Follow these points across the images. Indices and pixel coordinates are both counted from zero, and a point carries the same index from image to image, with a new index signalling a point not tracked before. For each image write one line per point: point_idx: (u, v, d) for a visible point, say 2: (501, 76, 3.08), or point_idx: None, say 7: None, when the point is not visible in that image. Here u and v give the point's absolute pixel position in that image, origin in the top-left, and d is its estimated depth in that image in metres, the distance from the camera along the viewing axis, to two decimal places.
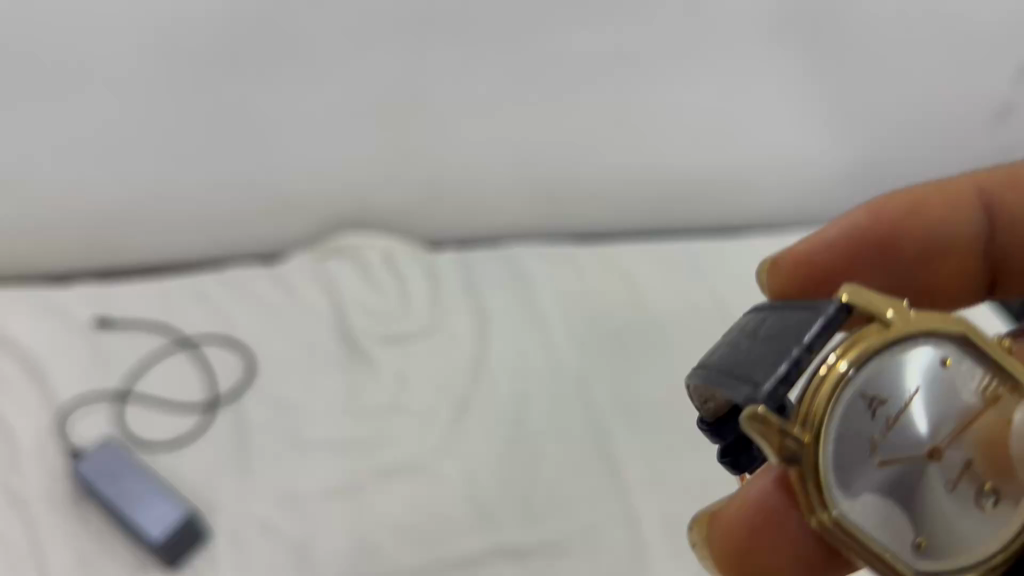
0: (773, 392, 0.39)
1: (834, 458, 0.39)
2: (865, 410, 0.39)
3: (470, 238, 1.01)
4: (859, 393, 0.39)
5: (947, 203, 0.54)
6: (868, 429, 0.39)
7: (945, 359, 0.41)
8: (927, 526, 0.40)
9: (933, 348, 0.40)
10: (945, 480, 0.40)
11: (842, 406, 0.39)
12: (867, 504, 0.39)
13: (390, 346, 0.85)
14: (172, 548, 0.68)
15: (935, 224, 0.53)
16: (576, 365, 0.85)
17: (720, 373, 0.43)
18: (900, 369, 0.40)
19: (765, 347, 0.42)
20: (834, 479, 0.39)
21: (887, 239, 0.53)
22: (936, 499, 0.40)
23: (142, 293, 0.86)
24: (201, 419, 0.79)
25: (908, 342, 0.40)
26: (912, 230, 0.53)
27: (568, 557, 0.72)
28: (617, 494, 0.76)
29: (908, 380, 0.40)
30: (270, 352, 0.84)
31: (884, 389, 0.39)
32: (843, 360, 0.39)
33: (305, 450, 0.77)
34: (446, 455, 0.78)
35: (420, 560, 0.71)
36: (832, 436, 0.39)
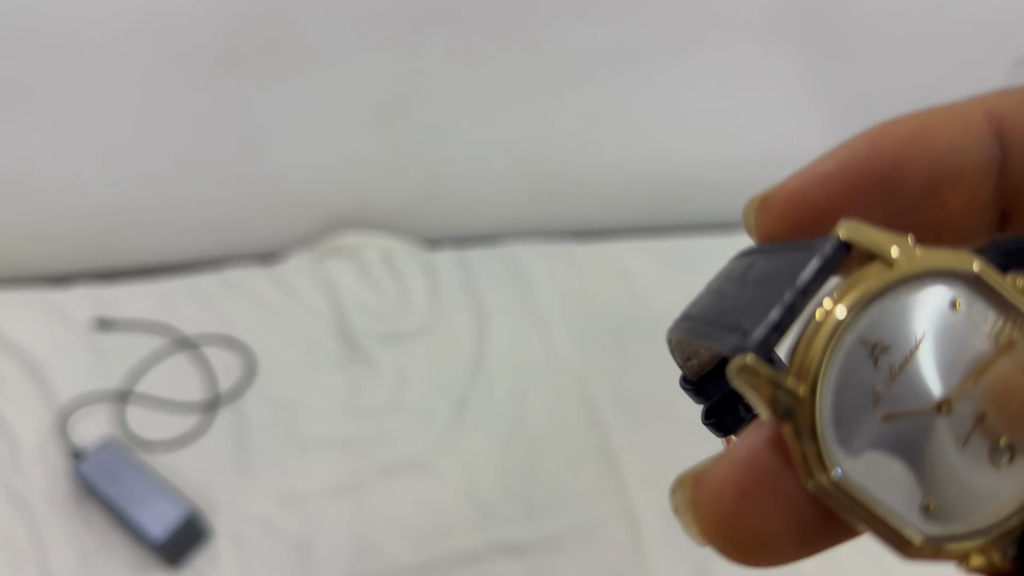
0: (765, 340, 0.38)
1: (832, 412, 0.38)
2: (866, 360, 0.38)
3: (468, 238, 1.02)
4: (859, 341, 0.38)
5: (950, 131, 0.54)
6: (870, 380, 0.38)
7: (956, 302, 0.40)
8: (935, 484, 0.39)
9: (943, 289, 0.40)
10: (955, 435, 0.39)
11: (839, 355, 0.38)
12: (869, 463, 0.38)
13: (389, 346, 0.86)
14: (173, 546, 0.68)
15: (938, 151, 0.54)
16: (575, 363, 0.86)
17: (709, 325, 0.42)
18: (904, 315, 0.39)
19: (756, 296, 0.41)
20: (831, 435, 0.38)
21: (887, 169, 0.54)
22: (946, 453, 0.39)
23: (142, 294, 0.87)
24: (200, 418, 0.79)
25: (913, 283, 0.39)
26: (914, 157, 0.54)
27: (567, 553, 0.72)
28: (616, 490, 0.76)
29: (914, 326, 0.39)
30: (270, 352, 0.84)
31: (885, 338, 0.39)
32: (841, 304, 0.38)
33: (306, 449, 0.77)
34: (446, 452, 0.78)
35: (420, 557, 0.71)
36: (831, 387, 0.38)
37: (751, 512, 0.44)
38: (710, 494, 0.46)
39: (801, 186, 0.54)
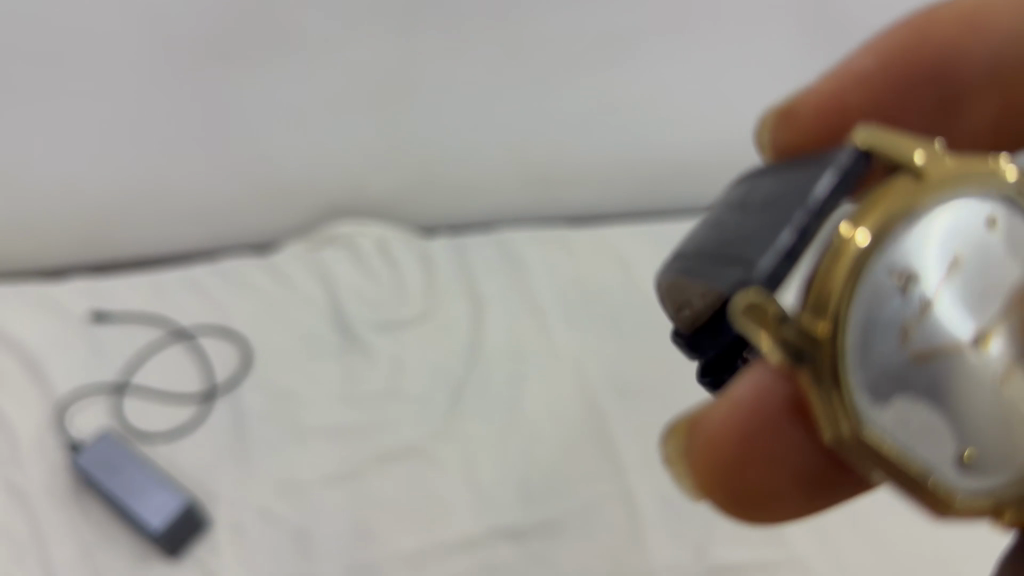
0: (774, 273, 0.34)
1: (857, 351, 0.33)
2: (895, 290, 0.33)
3: (464, 225, 1.02)
4: (888, 270, 0.33)
5: (1015, 4, 0.46)
6: (901, 315, 0.33)
7: (987, 217, 0.35)
8: (969, 427, 0.34)
9: (973, 205, 0.35)
10: (989, 373, 0.35)
11: (865, 286, 0.33)
12: (900, 410, 0.34)
13: (385, 333, 0.86)
14: (172, 535, 0.68)
15: (1000, 33, 0.46)
16: (573, 347, 0.86)
17: (715, 257, 0.38)
18: (931, 242, 0.34)
19: (763, 222, 0.37)
20: (857, 374, 0.33)
21: (940, 62, 0.47)
22: (980, 398, 0.34)
23: (136, 285, 0.87)
24: (198, 408, 0.79)
25: (947, 195, 0.34)
26: (973, 43, 0.46)
27: (565, 536, 0.73)
28: (614, 474, 0.77)
29: (934, 252, 0.34)
30: (265, 342, 0.84)
31: (914, 266, 0.33)
32: (863, 229, 0.33)
33: (305, 437, 0.78)
34: (444, 439, 0.78)
35: (419, 544, 0.72)
36: (856, 324, 0.33)
37: (755, 457, 0.42)
38: (711, 441, 0.43)
39: (830, 90, 0.48)
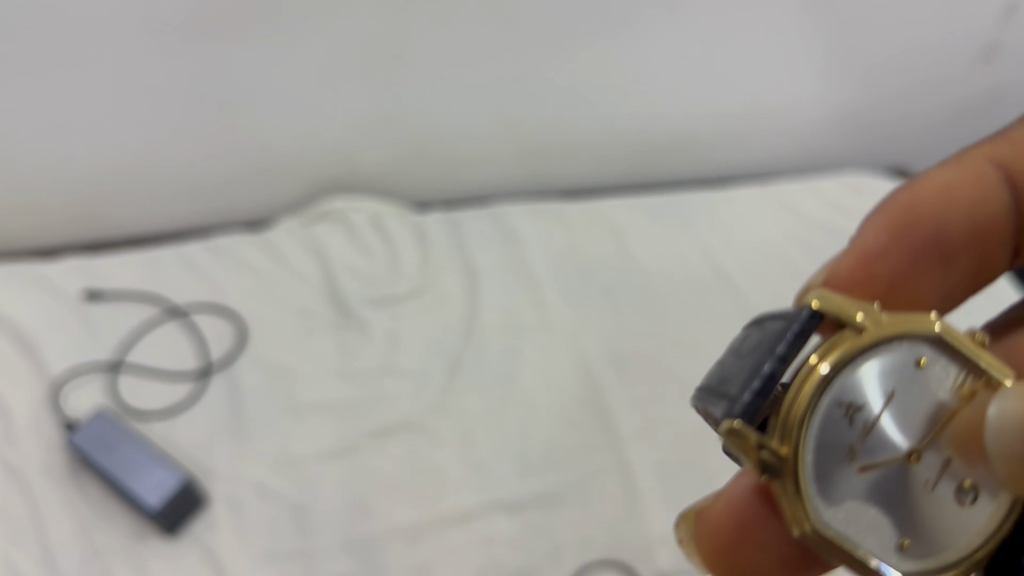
0: (750, 406, 0.39)
1: (814, 468, 0.39)
2: (843, 417, 0.39)
3: (457, 199, 1.01)
4: (835, 403, 0.39)
5: (980, 180, 0.51)
6: (847, 438, 0.39)
7: (917, 359, 0.40)
8: (907, 522, 0.40)
9: (909, 349, 0.40)
10: (921, 481, 0.40)
11: (819, 416, 0.38)
12: (848, 512, 0.39)
13: (381, 309, 0.85)
14: (170, 512, 0.68)
15: (982, 202, 0.50)
16: (569, 320, 0.86)
17: (706, 398, 0.42)
18: (871, 378, 0.39)
19: (742, 362, 0.42)
20: (813, 486, 0.39)
21: (941, 229, 0.50)
22: (917, 499, 0.40)
23: (130, 264, 0.86)
24: (194, 385, 0.79)
25: (885, 347, 0.40)
26: (963, 212, 0.50)
27: (563, 507, 0.73)
28: (610, 445, 0.77)
29: (873, 387, 0.39)
30: (260, 319, 0.83)
31: (859, 398, 0.39)
32: (823, 361, 0.39)
33: (301, 414, 0.77)
34: (440, 412, 0.78)
35: (417, 518, 0.72)
36: (811, 446, 0.38)
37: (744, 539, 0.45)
38: (711, 527, 0.48)
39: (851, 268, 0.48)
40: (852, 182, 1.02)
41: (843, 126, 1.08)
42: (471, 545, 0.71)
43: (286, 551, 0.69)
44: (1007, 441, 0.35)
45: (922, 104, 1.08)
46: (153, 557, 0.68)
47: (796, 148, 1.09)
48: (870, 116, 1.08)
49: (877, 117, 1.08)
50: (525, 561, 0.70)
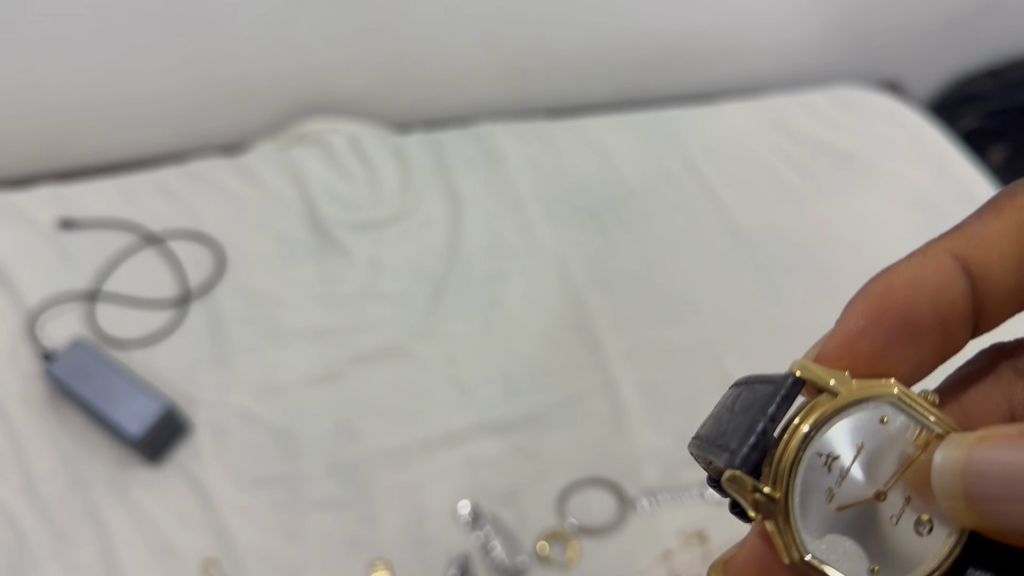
0: (748, 461, 0.39)
1: (801, 508, 0.40)
2: (824, 464, 0.40)
3: (438, 120, 0.98)
4: (816, 453, 0.40)
5: (943, 269, 0.49)
6: (826, 482, 0.41)
7: (882, 417, 0.42)
8: (877, 551, 0.41)
9: (873, 410, 0.42)
10: (886, 515, 0.42)
11: (803, 465, 0.40)
12: (828, 542, 0.41)
13: (362, 233, 0.84)
14: (153, 440, 0.68)
15: (947, 290, 0.49)
16: (554, 242, 0.84)
17: (702, 446, 0.41)
18: (844, 432, 0.41)
19: (737, 414, 0.41)
20: (800, 523, 0.40)
21: (910, 313, 0.49)
22: (884, 532, 0.41)
23: (103, 191, 0.84)
24: (173, 312, 0.77)
25: (858, 409, 0.41)
26: (927, 300, 0.49)
27: (550, 429, 0.73)
28: (596, 365, 0.76)
29: (846, 441, 0.41)
30: (239, 245, 0.82)
31: (835, 449, 0.41)
32: (804, 424, 0.40)
33: (283, 339, 0.76)
34: (427, 337, 0.77)
35: (403, 441, 0.71)
36: (798, 488, 0.40)
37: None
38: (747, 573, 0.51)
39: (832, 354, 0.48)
40: (842, 95, 1.00)
41: (836, 39, 1.06)
42: (456, 467, 0.70)
43: (270, 476, 0.69)
44: (954, 479, 0.39)
45: (914, 15, 1.07)
46: (138, 486, 0.68)
47: (786, 62, 1.06)
48: (863, 27, 1.06)
49: (868, 26, 1.06)
50: (511, 482, 0.70)
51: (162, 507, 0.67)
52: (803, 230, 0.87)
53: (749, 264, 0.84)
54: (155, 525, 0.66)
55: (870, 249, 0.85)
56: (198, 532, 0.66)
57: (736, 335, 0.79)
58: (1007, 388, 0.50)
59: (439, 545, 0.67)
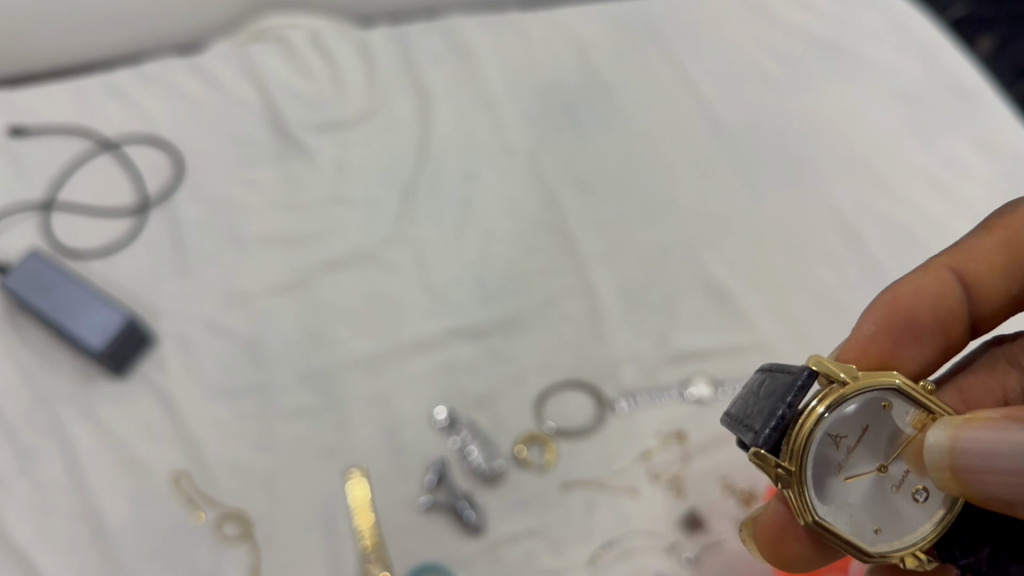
0: (770, 440, 0.40)
1: (817, 480, 0.40)
2: (832, 442, 0.41)
3: (404, 12, 0.94)
4: (827, 434, 0.40)
5: (944, 280, 0.48)
6: (834, 458, 0.41)
7: (884, 404, 0.41)
8: (879, 513, 0.41)
9: (877, 397, 0.41)
10: (888, 484, 0.42)
11: (815, 443, 0.40)
12: (839, 508, 0.41)
13: (326, 134, 0.80)
14: (117, 352, 0.65)
15: (946, 297, 0.48)
16: (527, 141, 0.81)
17: (733, 424, 0.43)
18: (850, 413, 0.41)
19: (764, 398, 0.42)
20: (814, 493, 0.40)
21: (917, 320, 0.47)
22: (887, 499, 0.41)
23: (53, 94, 0.79)
24: (131, 221, 0.74)
25: (864, 396, 0.41)
26: (932, 308, 0.47)
27: (525, 333, 0.71)
28: (573, 268, 0.74)
29: (848, 421, 0.41)
30: (198, 149, 0.78)
31: (842, 429, 0.41)
32: (817, 408, 0.40)
33: (247, 246, 0.74)
34: (397, 242, 0.75)
35: (375, 348, 0.69)
36: (812, 460, 0.40)
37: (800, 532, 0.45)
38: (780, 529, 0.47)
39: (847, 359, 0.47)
40: None
41: None
42: (430, 374, 0.69)
43: (239, 386, 0.67)
44: (943, 454, 0.38)
45: None
46: (102, 400, 0.66)
47: None
48: None
49: None
50: (487, 387, 0.68)
51: (129, 420, 0.65)
52: (785, 122, 0.84)
53: (729, 159, 0.81)
54: (121, 438, 0.64)
55: (854, 140, 0.82)
56: (166, 445, 0.64)
57: (715, 231, 0.77)
58: (1003, 378, 0.47)
59: (415, 452, 0.65)
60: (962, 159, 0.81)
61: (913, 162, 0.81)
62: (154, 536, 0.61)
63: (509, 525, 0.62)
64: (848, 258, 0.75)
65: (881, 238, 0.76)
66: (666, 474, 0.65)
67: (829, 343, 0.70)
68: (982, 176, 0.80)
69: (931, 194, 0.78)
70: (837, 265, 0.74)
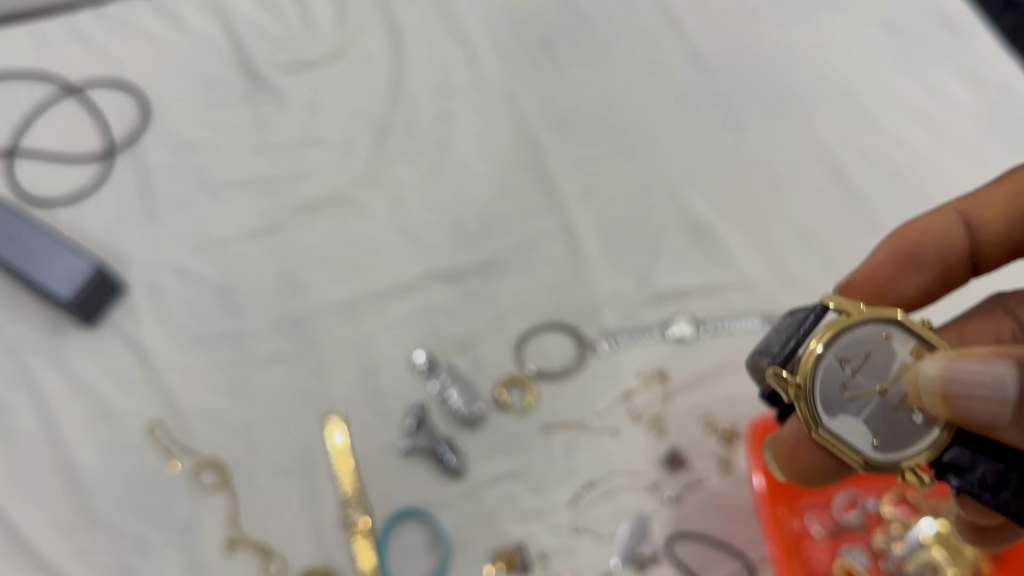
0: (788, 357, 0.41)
1: (825, 398, 0.40)
2: (837, 365, 0.40)
3: None
4: (834, 359, 0.40)
5: (953, 220, 0.47)
6: (838, 378, 0.40)
7: (885, 333, 0.40)
8: (880, 429, 0.40)
9: (877, 327, 0.40)
10: (890, 404, 0.40)
11: (823, 368, 0.39)
12: (845, 423, 0.40)
13: (296, 73, 0.78)
14: (86, 302, 0.64)
15: (950, 236, 0.47)
16: (504, 77, 0.79)
17: (752, 361, 0.45)
18: (853, 340, 0.40)
19: (782, 333, 0.44)
20: (822, 409, 0.40)
21: (922, 257, 0.47)
22: (887, 418, 0.40)
23: (14, 38, 0.77)
24: (97, 168, 0.72)
25: (867, 327, 0.40)
26: (936, 247, 0.47)
27: (503, 275, 0.70)
28: (552, 208, 0.73)
29: (851, 347, 0.40)
30: (164, 92, 0.76)
31: (846, 354, 0.40)
32: (820, 342, 0.39)
33: (217, 191, 0.72)
34: (371, 184, 0.73)
35: (351, 293, 0.68)
36: (820, 379, 0.39)
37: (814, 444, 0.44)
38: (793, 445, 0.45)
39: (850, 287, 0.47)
40: None
41: None
42: (408, 317, 0.68)
43: (212, 333, 0.66)
44: (933, 383, 0.36)
45: None
46: (72, 349, 0.64)
47: None
48: None
49: None
50: (465, 330, 0.67)
51: (101, 369, 0.64)
52: (771, 51, 0.81)
53: (711, 92, 0.79)
54: (92, 388, 0.63)
55: (840, 70, 0.80)
56: (140, 395, 0.63)
57: (697, 168, 0.75)
58: (997, 323, 0.46)
59: (394, 397, 0.64)
60: (949, 91, 0.78)
61: (898, 95, 0.78)
62: (129, 485, 0.60)
63: (490, 467, 0.62)
64: (831, 192, 0.74)
65: (864, 171, 0.74)
66: (648, 414, 0.64)
67: (812, 281, 0.69)
68: (971, 108, 0.77)
69: (917, 127, 0.77)
70: (821, 201, 0.73)
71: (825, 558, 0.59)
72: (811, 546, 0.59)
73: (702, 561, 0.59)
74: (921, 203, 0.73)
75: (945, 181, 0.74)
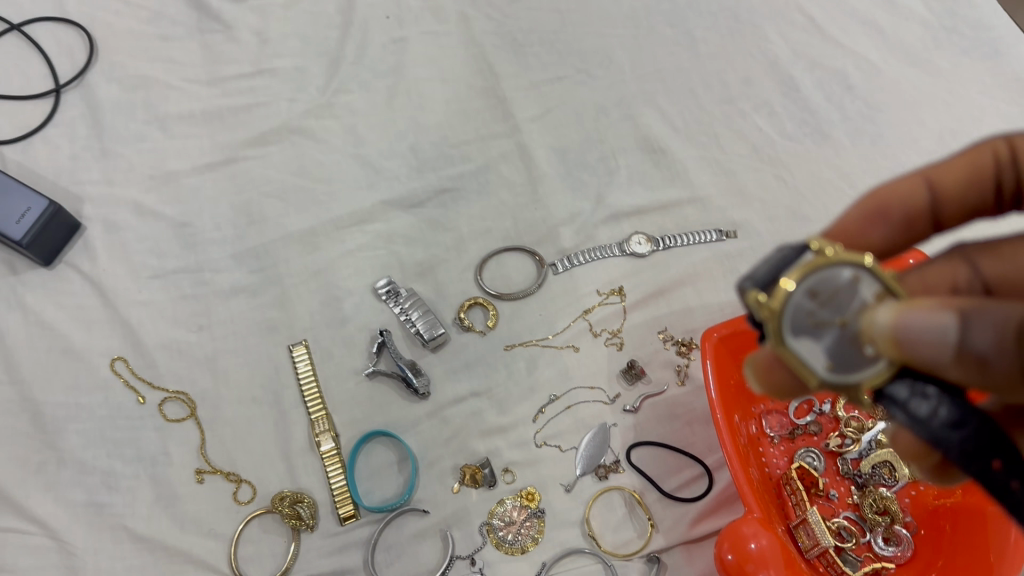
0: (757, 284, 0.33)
1: (792, 323, 0.32)
2: (807, 295, 0.32)
3: None
4: (806, 290, 0.32)
5: (919, 178, 0.44)
6: (802, 305, 0.32)
7: (856, 275, 0.32)
8: (845, 358, 0.31)
9: (850, 269, 0.32)
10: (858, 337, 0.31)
11: (793, 296, 0.32)
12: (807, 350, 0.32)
13: (244, 3, 0.77)
14: (37, 240, 0.62)
15: (916, 198, 0.44)
16: (456, 2, 0.78)
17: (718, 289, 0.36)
18: (825, 271, 0.32)
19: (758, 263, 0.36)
20: (788, 332, 0.32)
21: (886, 210, 0.44)
22: (853, 352, 0.31)
23: None
24: (43, 105, 0.71)
25: (840, 266, 0.32)
26: (901, 202, 0.44)
27: (461, 200, 0.70)
28: (508, 131, 0.73)
29: (824, 277, 0.32)
30: (110, 28, 0.75)
31: (819, 282, 0.32)
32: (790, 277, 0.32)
33: (169, 126, 0.71)
34: (326, 112, 0.73)
35: (309, 223, 0.68)
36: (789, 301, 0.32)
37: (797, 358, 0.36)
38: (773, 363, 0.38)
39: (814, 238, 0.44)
40: None
41: None
42: (367, 246, 0.68)
43: (171, 269, 0.66)
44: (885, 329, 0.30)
45: None
46: (30, 290, 0.64)
47: None
48: None
49: None
50: (425, 255, 0.68)
51: (60, 308, 0.64)
52: None
53: (663, 9, 0.79)
54: (53, 327, 0.63)
55: None
56: (101, 332, 0.64)
57: (652, 85, 0.75)
58: (953, 267, 0.41)
59: (357, 323, 0.65)
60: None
61: (851, 5, 0.79)
62: (95, 420, 0.61)
63: (455, 388, 0.62)
64: (785, 105, 0.74)
65: (815, 84, 0.75)
66: (608, 331, 0.65)
67: (766, 194, 0.70)
68: (921, 14, 0.78)
69: (869, 37, 0.77)
70: (773, 115, 0.74)
71: (782, 461, 0.60)
72: (769, 450, 0.61)
73: (662, 469, 0.60)
74: (872, 112, 0.73)
75: (896, 88, 0.74)
